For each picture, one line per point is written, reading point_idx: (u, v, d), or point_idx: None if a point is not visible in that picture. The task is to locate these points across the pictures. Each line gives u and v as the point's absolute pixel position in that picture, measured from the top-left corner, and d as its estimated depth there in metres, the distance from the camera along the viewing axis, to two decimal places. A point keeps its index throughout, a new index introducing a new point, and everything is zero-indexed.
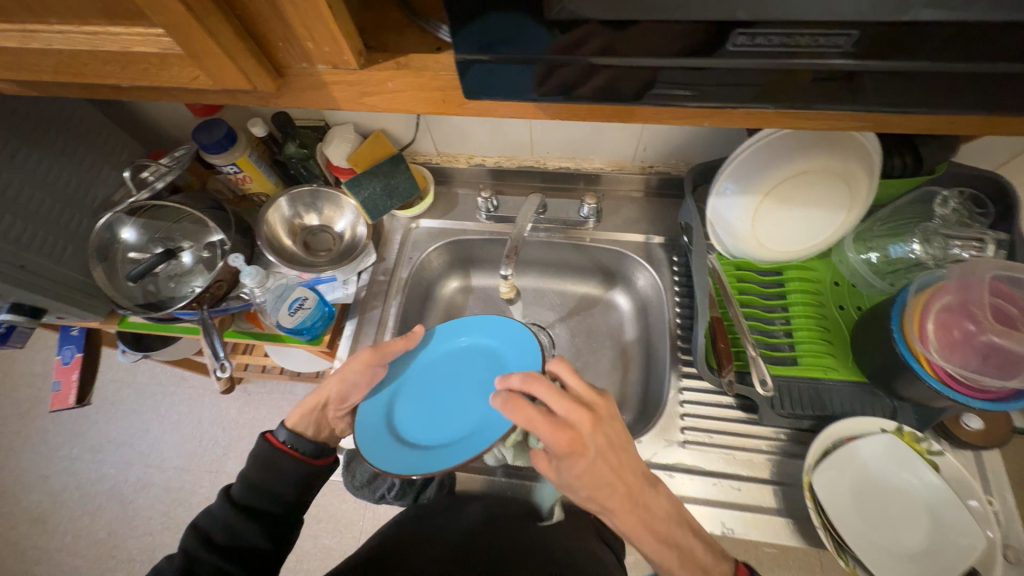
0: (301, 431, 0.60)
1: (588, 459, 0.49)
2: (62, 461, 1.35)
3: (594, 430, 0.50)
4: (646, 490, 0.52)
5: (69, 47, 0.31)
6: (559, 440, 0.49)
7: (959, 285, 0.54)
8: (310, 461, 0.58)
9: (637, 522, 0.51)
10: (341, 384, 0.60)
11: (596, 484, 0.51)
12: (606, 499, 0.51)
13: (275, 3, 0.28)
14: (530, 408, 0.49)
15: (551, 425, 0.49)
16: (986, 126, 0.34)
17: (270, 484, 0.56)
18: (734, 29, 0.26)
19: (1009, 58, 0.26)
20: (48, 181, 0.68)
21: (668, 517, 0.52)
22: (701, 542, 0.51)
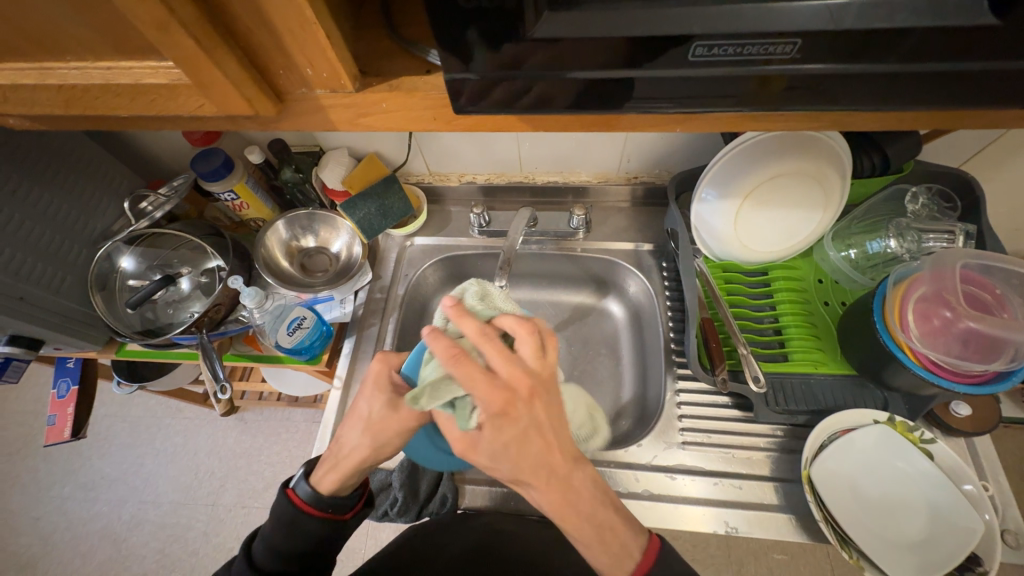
0: (338, 493, 0.55)
1: (517, 425, 0.45)
2: (54, 501, 1.32)
3: (531, 402, 0.45)
4: (571, 469, 0.48)
5: (82, 82, 0.34)
6: (493, 401, 0.44)
7: (932, 275, 0.56)
8: (338, 518, 0.56)
9: (562, 499, 0.47)
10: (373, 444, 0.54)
11: (521, 463, 0.46)
12: (526, 474, 0.46)
13: (277, 35, 0.30)
14: (472, 366, 0.44)
15: (489, 386, 0.44)
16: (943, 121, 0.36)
17: (294, 543, 0.54)
18: (692, 41, 0.29)
19: (941, 58, 0.29)
20: (49, 214, 0.70)
21: (596, 499, 0.48)
22: (623, 518, 0.49)
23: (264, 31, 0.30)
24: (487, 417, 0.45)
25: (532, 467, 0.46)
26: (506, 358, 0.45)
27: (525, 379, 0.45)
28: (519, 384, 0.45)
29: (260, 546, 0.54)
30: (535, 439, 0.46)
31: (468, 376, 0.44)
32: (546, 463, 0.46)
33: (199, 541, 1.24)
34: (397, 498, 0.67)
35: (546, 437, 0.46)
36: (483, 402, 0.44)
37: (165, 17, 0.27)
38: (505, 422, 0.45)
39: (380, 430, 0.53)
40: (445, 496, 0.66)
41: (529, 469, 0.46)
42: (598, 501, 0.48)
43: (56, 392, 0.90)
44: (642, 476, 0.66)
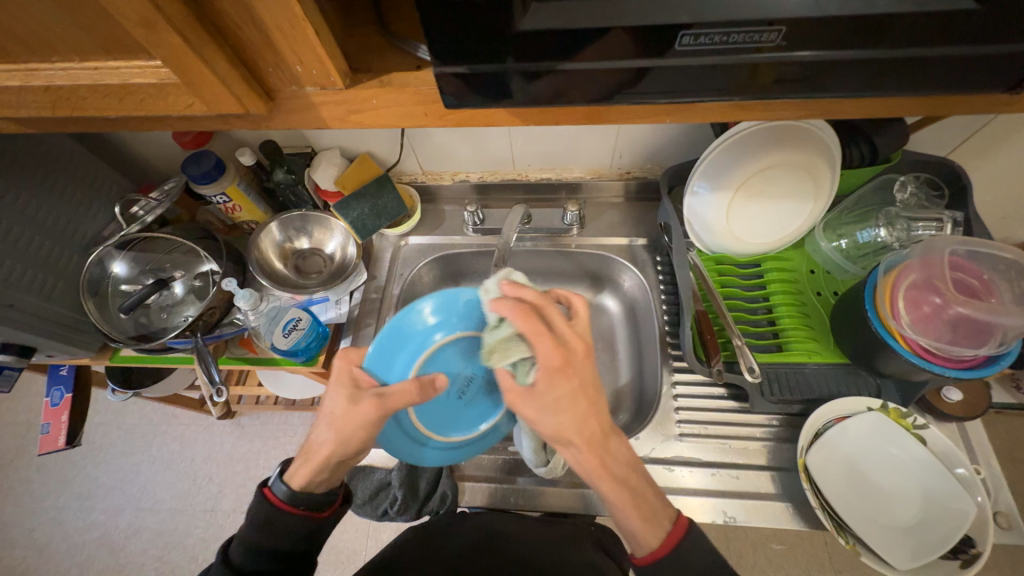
0: (311, 488, 0.55)
1: (572, 383, 0.48)
2: (49, 511, 1.31)
3: (585, 362, 0.49)
4: (609, 434, 0.49)
5: (69, 83, 0.33)
6: (553, 356, 0.47)
7: (921, 262, 0.57)
8: (316, 515, 0.56)
9: (600, 463, 0.48)
10: (337, 441, 0.52)
11: (576, 417, 0.47)
12: (570, 432, 0.47)
13: (266, 32, 0.30)
14: (535, 321, 0.49)
15: (550, 341, 0.48)
16: (930, 106, 0.37)
17: (271, 542, 0.54)
18: (678, 31, 0.29)
19: (923, 43, 0.30)
20: (39, 220, 0.69)
21: (628, 463, 0.50)
22: (650, 486, 0.50)
23: (253, 28, 0.30)
24: (544, 371, 0.47)
25: (577, 424, 0.47)
26: (562, 321, 0.50)
27: (577, 341, 0.50)
28: (574, 344, 0.50)
29: (235, 547, 0.53)
30: (584, 397, 0.48)
31: (533, 330, 0.49)
32: (591, 422, 0.48)
33: (199, 547, 1.23)
34: (396, 498, 0.69)
35: (593, 396, 0.49)
36: (545, 356, 0.48)
37: (153, 15, 0.27)
38: (561, 378, 0.47)
39: (340, 425, 0.52)
40: (444, 496, 0.67)
41: (576, 426, 0.47)
42: (630, 468, 0.50)
43: (49, 400, 0.89)
44: None
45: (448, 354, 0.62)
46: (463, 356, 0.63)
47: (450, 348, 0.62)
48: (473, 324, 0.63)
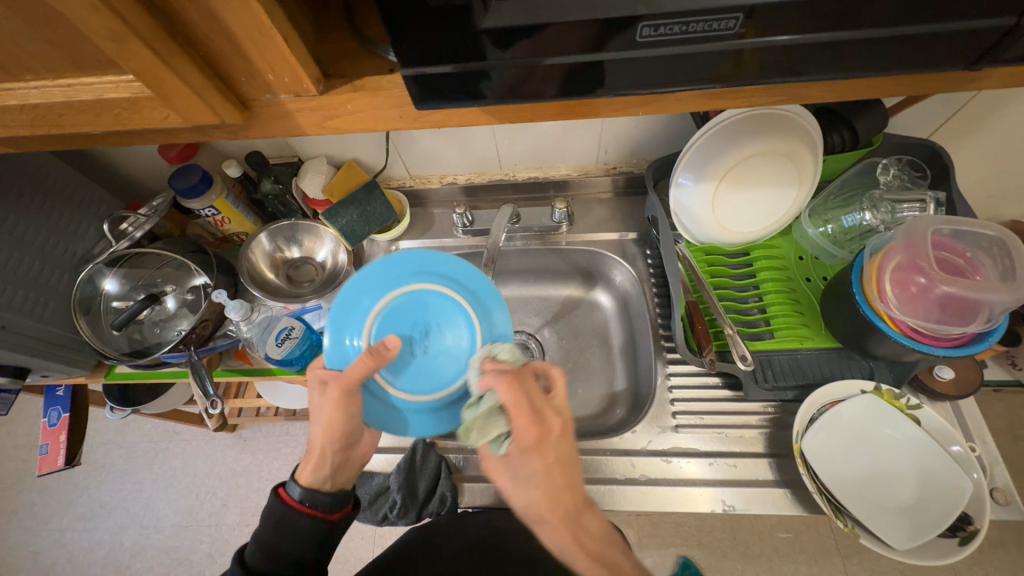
0: (318, 485, 0.58)
1: (544, 461, 0.51)
2: (53, 533, 1.30)
3: (558, 438, 0.52)
4: (581, 509, 0.52)
5: (44, 100, 0.34)
6: (526, 435, 0.50)
7: (906, 244, 0.58)
8: (327, 517, 0.57)
9: (573, 541, 0.50)
10: (326, 428, 0.56)
11: (547, 490, 0.51)
12: (540, 506, 0.51)
13: (236, 43, 0.31)
14: (518, 397, 0.51)
15: (524, 420, 0.50)
16: (901, 87, 0.37)
17: (285, 544, 0.55)
18: (640, 22, 0.30)
19: (883, 24, 0.30)
20: (28, 241, 0.69)
21: (603, 539, 0.51)
22: (626, 558, 0.52)
23: (223, 39, 0.30)
24: (519, 447, 0.51)
25: (547, 499, 0.51)
26: (542, 397, 0.52)
27: (556, 419, 0.52)
28: (552, 422, 0.52)
29: (251, 549, 0.55)
30: (557, 474, 0.51)
31: (516, 405, 0.51)
32: (561, 497, 0.51)
33: (205, 562, 1.23)
34: (395, 501, 0.68)
35: (566, 471, 0.52)
36: (520, 435, 0.50)
37: (120, 28, 0.27)
38: (535, 456, 0.51)
39: (324, 415, 0.55)
40: (444, 496, 0.66)
41: (546, 502, 0.51)
42: (605, 542, 0.51)
43: (47, 420, 0.89)
44: (639, 462, 0.66)
45: (400, 315, 0.60)
46: (417, 315, 0.61)
47: (397, 307, 0.60)
48: (416, 280, 0.62)
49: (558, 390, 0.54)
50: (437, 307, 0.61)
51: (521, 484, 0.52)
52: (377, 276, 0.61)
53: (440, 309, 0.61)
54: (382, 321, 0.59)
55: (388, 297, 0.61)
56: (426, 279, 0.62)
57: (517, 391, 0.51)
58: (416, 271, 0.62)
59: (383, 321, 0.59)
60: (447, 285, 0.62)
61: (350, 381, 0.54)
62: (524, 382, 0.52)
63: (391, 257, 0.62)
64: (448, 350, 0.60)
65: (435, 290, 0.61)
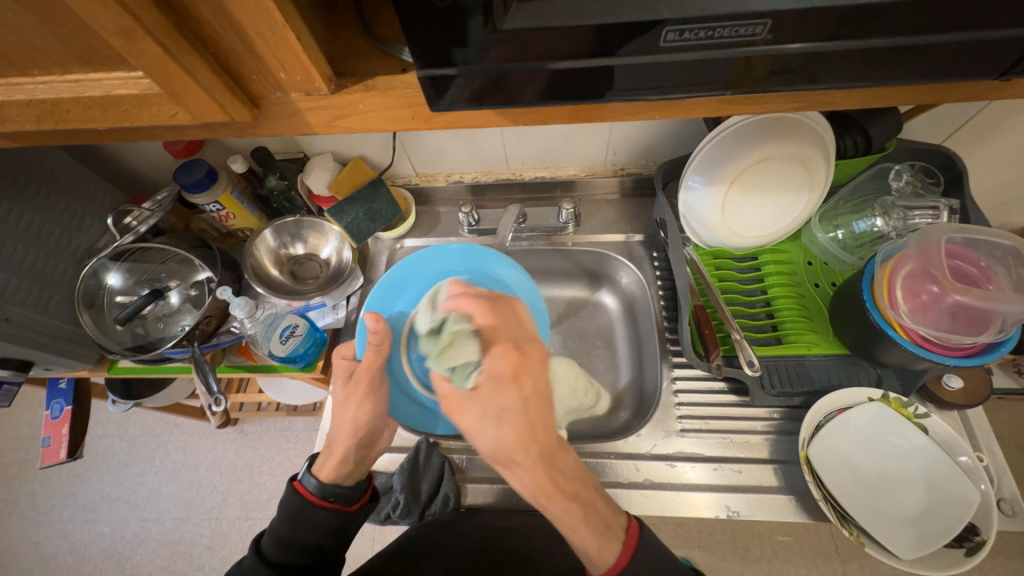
0: (339, 482, 0.57)
1: (522, 390, 0.49)
2: (55, 524, 1.31)
3: (538, 367, 0.52)
4: (559, 450, 0.49)
5: (52, 96, 0.33)
6: (502, 362, 0.50)
7: (918, 251, 0.57)
8: (345, 509, 0.57)
9: (548, 481, 0.47)
10: (354, 425, 0.57)
11: (516, 419, 0.47)
12: (511, 446, 0.47)
13: (246, 39, 0.30)
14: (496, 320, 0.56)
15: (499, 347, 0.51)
16: (926, 95, 0.36)
17: (304, 536, 0.55)
18: (664, 27, 0.29)
19: (912, 33, 0.29)
20: (33, 234, 0.69)
21: (577, 480, 0.49)
22: (603, 497, 0.50)
23: (234, 36, 0.30)
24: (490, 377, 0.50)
25: (519, 438, 0.47)
26: (513, 331, 0.55)
27: (529, 349, 0.53)
28: (527, 351, 0.52)
29: (268, 541, 0.55)
30: (532, 406, 0.49)
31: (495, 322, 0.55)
32: (533, 439, 0.47)
33: (204, 556, 1.23)
34: (398, 502, 0.69)
35: (541, 406, 0.49)
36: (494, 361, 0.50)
37: (130, 24, 0.26)
38: (511, 386, 0.49)
39: (355, 409, 0.57)
40: (445, 497, 0.65)
41: (519, 444, 0.47)
42: (580, 482, 0.49)
43: (49, 413, 0.89)
44: (643, 466, 0.66)
45: None
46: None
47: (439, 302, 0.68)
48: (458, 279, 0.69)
49: (529, 330, 0.56)
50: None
51: (489, 418, 0.48)
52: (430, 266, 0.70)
53: None
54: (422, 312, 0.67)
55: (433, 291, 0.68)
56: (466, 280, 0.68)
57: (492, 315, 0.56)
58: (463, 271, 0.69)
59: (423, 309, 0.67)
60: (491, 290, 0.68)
61: (376, 369, 0.58)
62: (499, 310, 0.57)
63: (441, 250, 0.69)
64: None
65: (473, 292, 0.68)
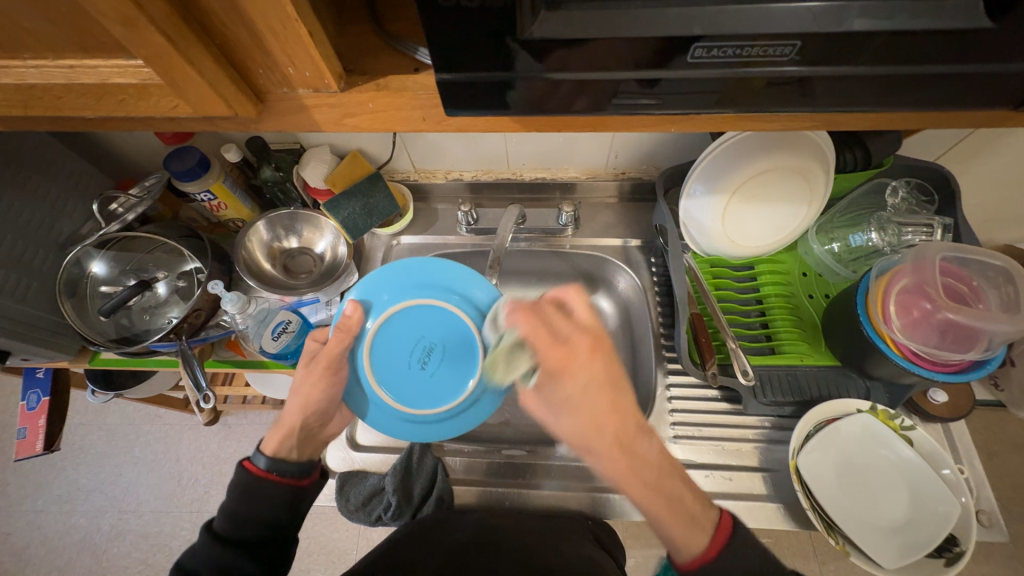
0: (285, 456, 0.57)
1: (578, 380, 0.49)
2: (28, 514, 1.27)
3: (592, 355, 0.50)
4: (638, 436, 0.49)
5: (43, 81, 0.31)
6: (551, 355, 0.49)
7: (913, 267, 0.58)
8: (295, 483, 0.56)
9: (628, 469, 0.48)
10: (303, 406, 0.59)
11: (588, 405, 0.49)
12: (591, 432, 0.49)
13: (257, 33, 0.29)
14: (539, 322, 0.50)
15: (549, 341, 0.50)
16: (935, 120, 0.36)
17: (256, 512, 0.54)
18: (693, 42, 0.29)
19: (930, 60, 0.29)
20: (13, 220, 0.66)
21: (659, 467, 0.48)
22: (688, 488, 0.48)
23: (243, 28, 0.28)
24: (546, 372, 0.50)
25: (592, 424, 0.49)
26: (565, 322, 0.51)
27: (580, 336, 0.50)
28: (579, 341, 0.50)
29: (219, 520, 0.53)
30: (596, 394, 0.49)
31: (536, 328, 0.50)
32: (607, 424, 0.49)
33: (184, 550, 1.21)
34: (390, 503, 0.70)
35: (607, 391, 0.49)
36: (543, 355, 0.50)
37: (134, 13, 0.25)
38: (568, 376, 0.49)
39: (303, 393, 0.59)
40: (439, 498, 0.69)
41: (591, 429, 0.49)
42: (660, 471, 0.48)
43: (26, 403, 0.86)
44: None
45: (410, 326, 0.64)
46: (431, 330, 0.64)
47: (408, 316, 0.64)
48: (433, 294, 0.65)
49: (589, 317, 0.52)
50: (456, 336, 0.64)
51: (561, 413, 0.50)
52: (435, 278, 0.66)
53: (448, 328, 0.64)
54: (389, 324, 0.63)
55: (402, 304, 0.64)
56: (440, 296, 0.65)
57: (538, 316, 0.51)
58: (459, 294, 0.66)
59: (402, 315, 0.64)
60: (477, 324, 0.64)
61: (334, 352, 0.59)
62: (544, 314, 0.52)
63: (420, 264, 0.66)
64: (438, 382, 0.63)
65: (447, 308, 0.65)
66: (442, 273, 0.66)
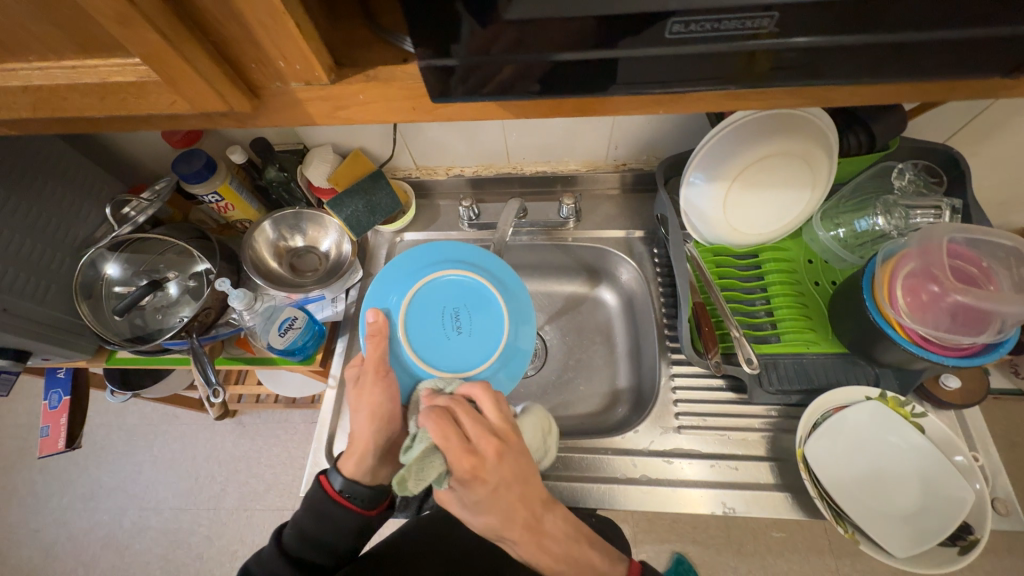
0: (362, 478, 0.58)
1: (489, 487, 0.48)
2: (53, 512, 1.31)
3: (500, 460, 0.49)
4: (543, 516, 0.51)
5: (48, 82, 0.33)
6: (461, 467, 0.47)
7: (920, 251, 0.57)
8: (366, 512, 0.59)
9: (538, 547, 0.50)
10: (373, 421, 0.58)
11: (496, 506, 0.49)
12: (497, 527, 0.50)
13: (247, 27, 0.29)
14: (448, 427, 0.49)
15: (458, 450, 0.48)
16: (935, 92, 0.35)
17: (327, 532, 0.58)
18: (671, 18, 0.29)
19: (918, 27, 0.29)
20: (30, 224, 0.68)
21: (566, 536, 0.51)
22: (598, 548, 0.53)
23: (233, 22, 0.29)
24: (458, 480, 0.49)
25: (500, 520, 0.49)
26: (474, 423, 0.50)
27: (488, 441, 0.49)
28: (486, 446, 0.49)
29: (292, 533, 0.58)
30: (504, 496, 0.49)
31: (444, 437, 0.48)
32: (515, 521, 0.49)
33: (203, 545, 1.24)
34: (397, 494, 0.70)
35: (516, 492, 0.49)
36: (452, 466, 0.48)
37: (128, 11, 0.26)
38: (476, 485, 0.48)
39: (368, 405, 0.58)
40: None
41: (501, 523, 0.50)
42: (570, 540, 0.51)
43: (47, 402, 0.89)
44: (640, 462, 0.66)
45: (436, 298, 0.68)
46: (451, 298, 0.68)
47: (434, 291, 0.68)
48: (454, 267, 0.69)
49: (496, 417, 0.52)
50: (473, 294, 0.68)
51: (472, 510, 0.50)
52: (453, 253, 0.70)
53: (472, 294, 0.68)
54: (418, 302, 0.67)
55: (424, 281, 0.67)
56: (461, 269, 0.69)
57: (448, 419, 0.50)
58: (463, 261, 0.69)
59: (425, 291, 0.67)
60: (480, 275, 0.69)
61: (376, 357, 0.60)
62: (454, 417, 0.50)
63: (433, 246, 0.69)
64: (473, 342, 0.66)
65: (467, 276, 0.68)
66: (452, 250, 0.70)
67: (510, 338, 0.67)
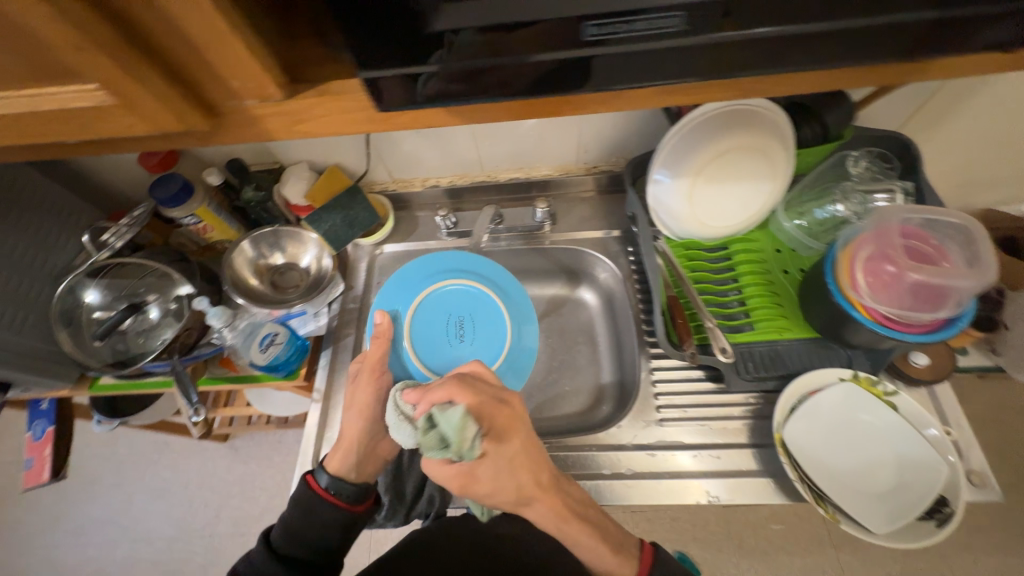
0: (346, 474, 0.60)
1: (520, 437, 0.55)
2: (43, 550, 1.28)
3: (521, 411, 0.57)
4: (562, 477, 0.58)
5: (8, 111, 0.34)
6: (496, 415, 0.54)
7: (877, 233, 0.59)
8: (352, 507, 0.60)
9: (558, 510, 0.55)
10: (361, 418, 0.61)
11: (526, 461, 0.55)
12: (529, 488, 0.54)
13: (198, 49, 0.31)
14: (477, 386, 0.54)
15: (490, 403, 0.54)
16: (858, 79, 0.38)
17: (312, 530, 0.58)
18: (589, 20, 0.31)
19: (825, 17, 0.31)
20: (7, 255, 0.69)
21: (582, 500, 0.58)
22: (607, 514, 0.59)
23: (184, 45, 0.31)
24: (493, 435, 0.53)
25: (530, 480, 0.55)
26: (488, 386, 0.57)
27: (508, 400, 0.57)
28: (511, 400, 0.57)
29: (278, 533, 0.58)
30: (532, 449, 0.56)
31: (476, 397, 0.53)
32: (544, 474, 0.56)
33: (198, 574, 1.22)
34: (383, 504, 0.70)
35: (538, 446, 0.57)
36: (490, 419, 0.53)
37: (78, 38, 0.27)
38: (510, 437, 0.54)
39: (358, 402, 0.62)
40: (431, 498, 0.69)
41: (531, 480, 0.54)
42: (583, 502, 0.58)
43: (31, 434, 0.89)
44: (625, 457, 0.67)
45: (440, 308, 0.72)
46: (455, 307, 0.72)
47: (437, 300, 0.72)
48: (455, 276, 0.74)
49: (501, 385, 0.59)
50: (477, 303, 0.72)
51: (504, 474, 0.54)
52: (455, 263, 0.75)
53: (476, 301, 0.72)
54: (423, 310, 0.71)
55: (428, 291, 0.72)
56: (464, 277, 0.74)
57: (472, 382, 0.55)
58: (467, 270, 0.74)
59: (428, 301, 0.72)
60: (484, 283, 0.73)
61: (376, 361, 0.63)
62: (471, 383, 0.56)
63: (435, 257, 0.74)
64: (476, 348, 0.70)
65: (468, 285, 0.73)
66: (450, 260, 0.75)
67: (516, 342, 0.70)
